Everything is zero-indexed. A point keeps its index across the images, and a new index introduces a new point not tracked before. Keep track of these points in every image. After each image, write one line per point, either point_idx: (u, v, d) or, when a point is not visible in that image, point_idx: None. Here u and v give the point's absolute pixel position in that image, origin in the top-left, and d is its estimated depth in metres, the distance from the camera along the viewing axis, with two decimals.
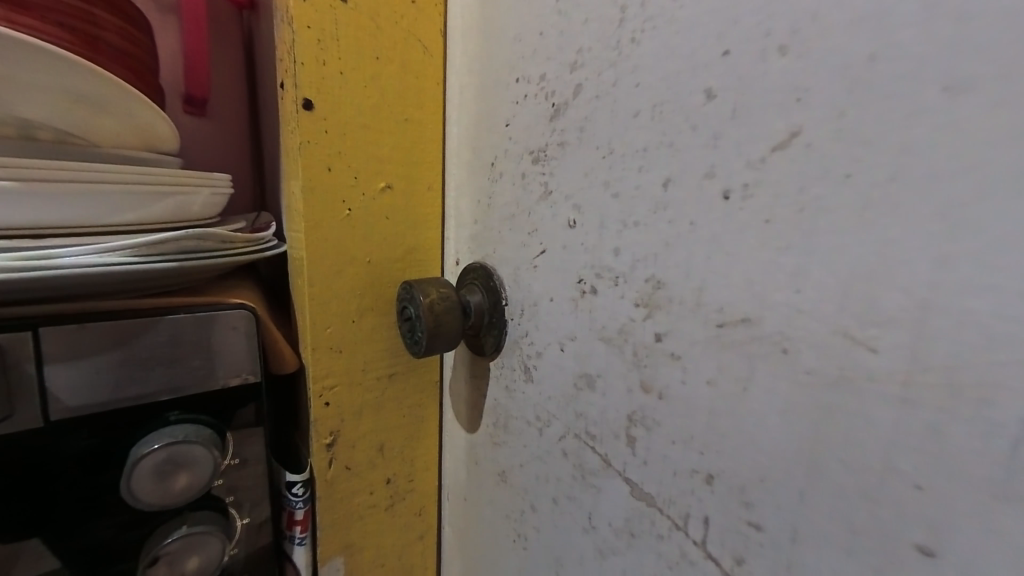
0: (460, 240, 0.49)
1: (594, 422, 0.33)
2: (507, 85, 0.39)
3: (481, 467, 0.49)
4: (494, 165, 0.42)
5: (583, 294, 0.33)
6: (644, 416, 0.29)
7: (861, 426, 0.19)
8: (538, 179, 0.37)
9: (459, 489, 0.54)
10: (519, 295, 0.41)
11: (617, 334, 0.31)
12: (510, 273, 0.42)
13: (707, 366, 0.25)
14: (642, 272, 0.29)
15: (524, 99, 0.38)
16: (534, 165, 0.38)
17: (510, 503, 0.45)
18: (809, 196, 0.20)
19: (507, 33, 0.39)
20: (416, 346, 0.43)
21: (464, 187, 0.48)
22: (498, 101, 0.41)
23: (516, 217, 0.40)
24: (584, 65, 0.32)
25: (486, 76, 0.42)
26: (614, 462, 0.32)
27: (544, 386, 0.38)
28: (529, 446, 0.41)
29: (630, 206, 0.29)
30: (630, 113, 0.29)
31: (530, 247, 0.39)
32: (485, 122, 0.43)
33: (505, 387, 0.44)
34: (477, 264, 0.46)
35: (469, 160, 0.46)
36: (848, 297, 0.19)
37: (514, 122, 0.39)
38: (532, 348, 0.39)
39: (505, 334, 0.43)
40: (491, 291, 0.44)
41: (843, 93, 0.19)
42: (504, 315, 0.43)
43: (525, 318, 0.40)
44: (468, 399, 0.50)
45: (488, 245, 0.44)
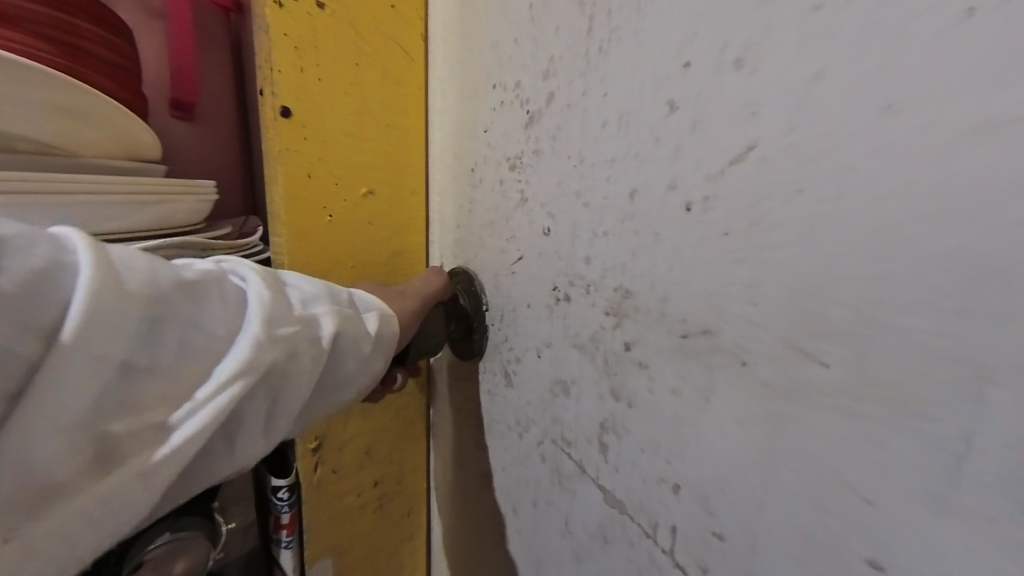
0: (444, 244, 0.50)
1: (570, 427, 0.34)
2: (485, 92, 0.39)
3: (467, 469, 0.50)
4: (475, 170, 0.42)
5: (558, 301, 0.34)
6: (615, 423, 0.30)
7: (812, 437, 0.20)
8: (515, 186, 0.37)
9: (446, 491, 0.55)
10: (499, 300, 0.41)
11: (589, 342, 0.31)
12: (490, 278, 0.42)
13: (672, 375, 0.25)
14: (612, 281, 0.29)
15: (501, 106, 0.38)
16: (511, 172, 0.38)
17: (493, 504, 0.45)
18: (762, 210, 0.20)
19: (484, 40, 0.39)
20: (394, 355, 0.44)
21: (447, 192, 0.48)
22: (477, 107, 0.41)
23: (495, 223, 0.40)
24: (556, 74, 0.32)
25: (465, 84, 0.43)
26: (588, 468, 0.32)
27: (523, 392, 0.39)
28: (510, 451, 0.42)
29: (599, 216, 0.29)
30: (599, 123, 0.29)
31: (508, 252, 0.39)
32: (466, 129, 0.43)
33: (487, 391, 0.44)
34: (459, 269, 0.46)
35: (451, 165, 0.47)
36: (799, 311, 0.19)
37: (492, 128, 0.39)
38: (511, 354, 0.40)
39: (487, 339, 0.44)
40: (472, 296, 0.44)
41: (793, 109, 0.19)
42: (485, 320, 0.43)
43: (505, 324, 0.40)
44: (454, 403, 0.51)
45: (470, 250, 0.45)
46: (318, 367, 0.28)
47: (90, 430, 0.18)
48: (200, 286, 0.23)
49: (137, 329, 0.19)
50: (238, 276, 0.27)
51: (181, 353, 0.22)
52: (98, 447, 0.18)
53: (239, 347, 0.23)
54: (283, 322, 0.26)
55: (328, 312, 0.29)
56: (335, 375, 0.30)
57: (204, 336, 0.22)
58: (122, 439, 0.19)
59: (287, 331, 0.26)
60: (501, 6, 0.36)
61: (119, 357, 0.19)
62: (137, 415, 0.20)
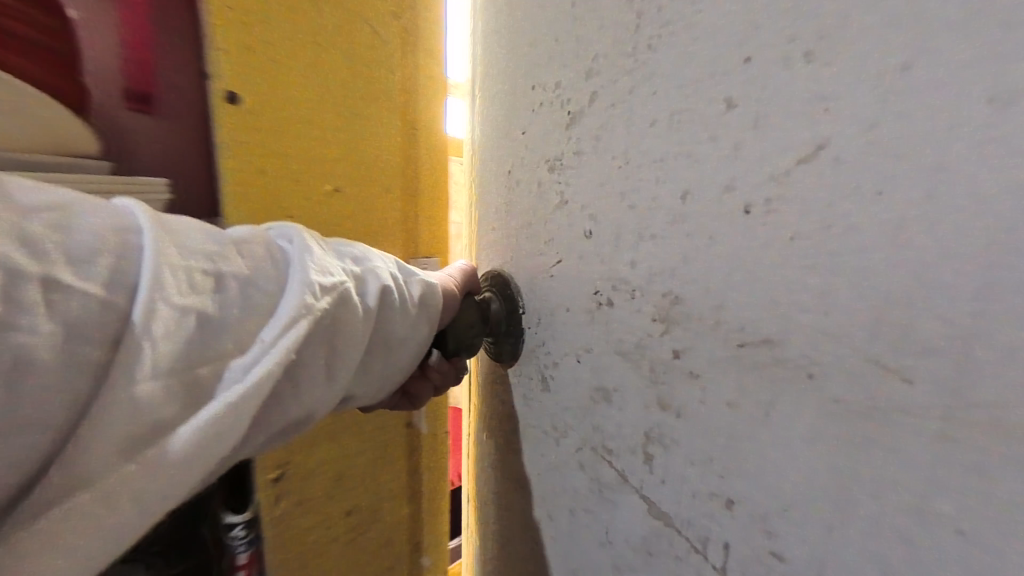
0: (478, 247, 0.50)
1: (611, 436, 0.33)
2: (523, 93, 0.39)
3: (498, 474, 0.49)
4: (511, 172, 0.42)
5: (599, 306, 0.33)
6: (661, 433, 0.29)
7: (894, 460, 0.18)
8: (555, 188, 0.37)
9: (478, 494, 0.55)
10: (535, 303, 0.40)
11: (633, 349, 0.30)
12: (527, 281, 0.41)
13: (727, 387, 0.24)
14: (660, 286, 0.28)
15: (540, 107, 0.37)
16: (549, 174, 0.37)
17: (524, 509, 0.45)
18: (836, 213, 0.19)
19: (523, 41, 0.38)
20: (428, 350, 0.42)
21: (482, 194, 0.48)
22: (514, 108, 0.40)
23: (532, 225, 0.40)
24: (599, 72, 0.31)
25: (501, 85, 0.42)
26: (631, 479, 0.31)
27: (561, 397, 0.38)
28: (545, 457, 0.41)
29: (646, 218, 0.28)
30: (647, 122, 0.28)
31: (546, 256, 0.38)
32: (501, 131, 0.43)
33: (522, 396, 0.44)
34: (493, 271, 0.46)
35: (486, 168, 0.46)
36: (880, 323, 0.18)
37: (529, 129, 0.39)
38: (548, 358, 0.39)
39: (522, 343, 0.43)
40: (508, 299, 0.43)
41: (876, 102, 0.18)
42: (521, 324, 0.43)
43: (542, 328, 0.40)
44: (487, 406, 0.51)
45: (505, 252, 0.44)
46: (368, 317, 0.29)
47: (181, 377, 0.20)
48: (253, 249, 0.25)
49: (203, 281, 0.22)
50: (288, 240, 0.28)
51: (245, 306, 0.23)
52: (186, 388, 0.20)
53: (291, 293, 0.24)
54: (329, 272, 0.27)
55: (372, 268, 0.31)
56: (389, 331, 0.31)
57: (259, 287, 0.24)
58: (206, 384, 0.21)
59: (333, 280, 0.27)
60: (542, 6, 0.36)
61: (194, 308, 0.21)
62: (216, 359, 0.21)
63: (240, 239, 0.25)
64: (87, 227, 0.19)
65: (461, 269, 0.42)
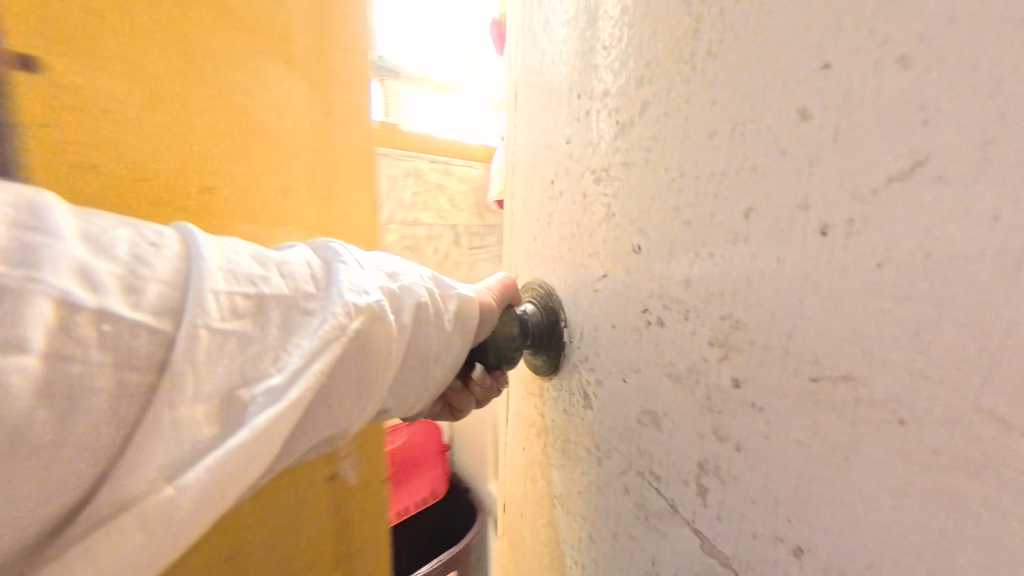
0: (517, 256, 0.49)
1: (659, 462, 0.31)
2: (568, 102, 0.38)
3: (535, 488, 0.48)
4: (553, 183, 0.41)
5: (648, 324, 0.31)
6: (717, 466, 0.27)
7: (1012, 532, 0.15)
8: (601, 200, 0.35)
9: (513, 507, 0.54)
10: (578, 316, 0.39)
11: (687, 374, 0.28)
12: (570, 293, 0.40)
13: (797, 423, 0.22)
14: (718, 309, 0.26)
15: (586, 116, 0.36)
16: (595, 185, 0.36)
17: (558, 526, 0.44)
18: (938, 240, 0.17)
19: (568, 50, 0.38)
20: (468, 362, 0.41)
21: (521, 204, 0.47)
22: (559, 117, 0.39)
23: (576, 237, 0.39)
24: (652, 79, 0.29)
25: (545, 95, 0.41)
26: (681, 510, 0.30)
27: (605, 416, 0.37)
28: (584, 475, 0.40)
29: (703, 235, 0.26)
30: (706, 132, 0.26)
31: (590, 268, 0.37)
32: (543, 141, 0.42)
33: (563, 410, 0.43)
34: (534, 283, 0.45)
35: (526, 177, 0.46)
36: (994, 369, 0.15)
37: (574, 139, 0.38)
38: (592, 374, 0.38)
39: (564, 356, 0.42)
40: (550, 311, 0.43)
41: (994, 113, 0.15)
42: (564, 337, 0.42)
43: (585, 342, 0.39)
44: (525, 417, 0.50)
45: (547, 263, 0.43)
46: (402, 331, 0.29)
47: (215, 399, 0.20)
48: (290, 267, 0.25)
49: (245, 304, 0.22)
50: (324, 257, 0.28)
51: (285, 327, 0.24)
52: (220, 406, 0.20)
53: (322, 326, 0.24)
54: (364, 292, 0.27)
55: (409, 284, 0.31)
56: (421, 342, 0.31)
57: (301, 311, 0.24)
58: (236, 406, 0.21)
59: (366, 300, 0.26)
60: (589, 12, 0.35)
61: (237, 331, 0.21)
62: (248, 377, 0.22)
63: (284, 260, 0.25)
64: (155, 267, 0.20)
65: (503, 282, 0.41)
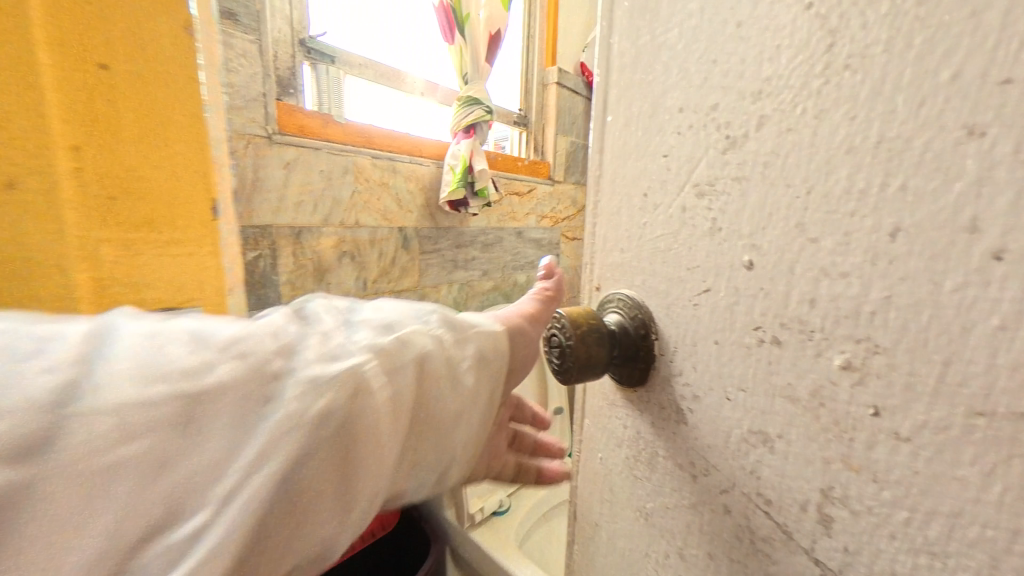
0: (597, 264, 0.43)
1: (771, 486, 0.30)
2: (659, 110, 0.35)
3: (613, 508, 0.45)
4: (646, 197, 0.37)
5: (761, 342, 0.30)
6: (844, 492, 0.26)
7: None
8: (706, 216, 0.32)
9: (585, 526, 0.49)
10: (672, 332, 0.36)
11: (810, 397, 0.27)
12: (662, 305, 0.36)
13: (956, 454, 0.21)
14: (850, 331, 0.25)
15: (686, 129, 0.33)
16: (695, 199, 0.33)
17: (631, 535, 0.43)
18: None
19: (658, 54, 0.35)
20: (553, 368, 0.39)
21: (598, 210, 0.43)
22: (649, 124, 0.36)
23: (670, 249, 0.35)
24: (772, 95, 0.27)
25: (634, 95, 0.37)
26: (799, 536, 0.29)
27: (703, 436, 0.34)
28: (666, 492, 0.38)
29: (835, 253, 0.25)
30: (844, 148, 0.24)
31: (687, 281, 0.34)
32: (621, 144, 0.39)
33: (650, 427, 0.39)
34: (620, 290, 0.40)
35: (597, 183, 0.42)
36: None
37: (672, 152, 0.34)
38: (688, 390, 0.35)
39: (655, 371, 0.38)
40: (637, 319, 0.38)
41: None
42: (656, 350, 0.37)
43: (680, 356, 0.35)
44: (598, 436, 0.45)
45: (632, 272, 0.39)
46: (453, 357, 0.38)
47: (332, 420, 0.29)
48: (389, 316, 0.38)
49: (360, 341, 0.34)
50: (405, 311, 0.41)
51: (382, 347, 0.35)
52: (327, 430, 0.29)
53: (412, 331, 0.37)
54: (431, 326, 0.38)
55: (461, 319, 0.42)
56: (468, 379, 0.39)
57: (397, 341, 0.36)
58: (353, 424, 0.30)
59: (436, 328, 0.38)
60: (687, 12, 0.32)
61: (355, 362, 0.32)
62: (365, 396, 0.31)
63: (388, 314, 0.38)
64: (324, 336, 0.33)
65: (549, 266, 0.54)
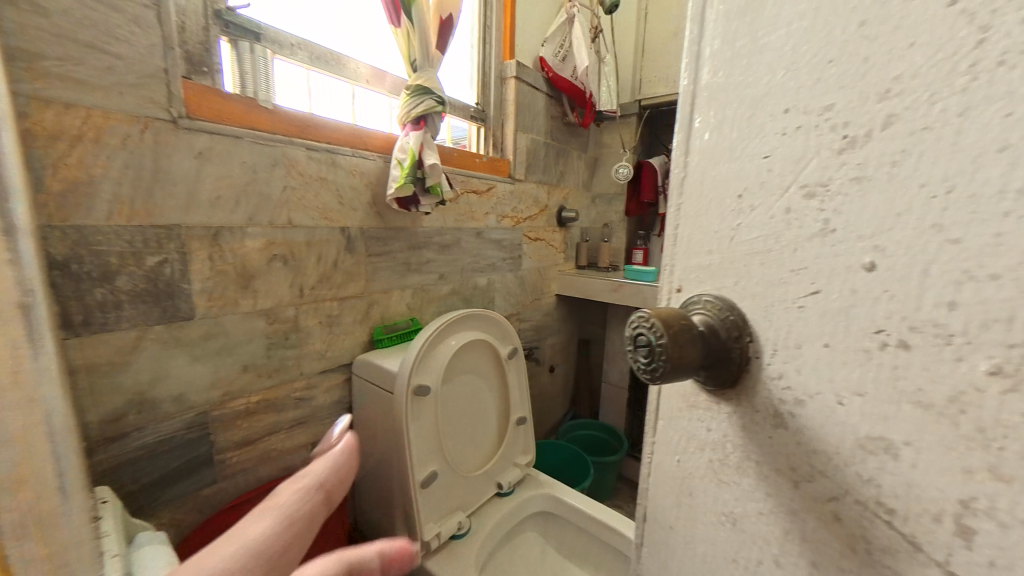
0: (685, 270, 0.60)
1: (921, 447, 0.40)
2: (775, 118, 0.48)
3: (727, 483, 0.58)
4: (741, 198, 0.52)
5: (884, 344, 0.42)
6: (1002, 449, 0.36)
7: None
8: (813, 219, 0.46)
9: (685, 498, 0.65)
10: (772, 335, 0.50)
11: (953, 369, 0.38)
12: (761, 309, 0.51)
13: None
14: (968, 312, 0.37)
15: (797, 131, 0.46)
16: (806, 199, 0.46)
17: (738, 507, 0.57)
18: None
19: (774, 80, 0.48)
20: (643, 374, 0.54)
21: (688, 215, 0.59)
22: (761, 132, 0.50)
23: (776, 250, 0.49)
24: (901, 95, 0.38)
25: (738, 129, 0.52)
26: (989, 498, 0.37)
27: (806, 432, 0.48)
28: (772, 488, 0.52)
29: (970, 248, 0.36)
30: (973, 151, 0.36)
31: (797, 288, 0.48)
32: (735, 157, 0.53)
33: (745, 426, 0.54)
34: (708, 296, 0.56)
35: (710, 195, 0.56)
36: None
37: (775, 153, 0.48)
38: (792, 392, 0.49)
39: (746, 367, 0.53)
40: (726, 321, 0.53)
41: None
42: (746, 351, 0.52)
43: (782, 359, 0.50)
44: (698, 435, 0.61)
45: (726, 278, 0.54)
46: None
47: None
48: None
49: None
50: None
51: None
52: None
53: None
54: None
55: None
56: None
57: None
58: None
59: None
60: (808, 40, 0.45)
61: None
62: None
63: None
64: None
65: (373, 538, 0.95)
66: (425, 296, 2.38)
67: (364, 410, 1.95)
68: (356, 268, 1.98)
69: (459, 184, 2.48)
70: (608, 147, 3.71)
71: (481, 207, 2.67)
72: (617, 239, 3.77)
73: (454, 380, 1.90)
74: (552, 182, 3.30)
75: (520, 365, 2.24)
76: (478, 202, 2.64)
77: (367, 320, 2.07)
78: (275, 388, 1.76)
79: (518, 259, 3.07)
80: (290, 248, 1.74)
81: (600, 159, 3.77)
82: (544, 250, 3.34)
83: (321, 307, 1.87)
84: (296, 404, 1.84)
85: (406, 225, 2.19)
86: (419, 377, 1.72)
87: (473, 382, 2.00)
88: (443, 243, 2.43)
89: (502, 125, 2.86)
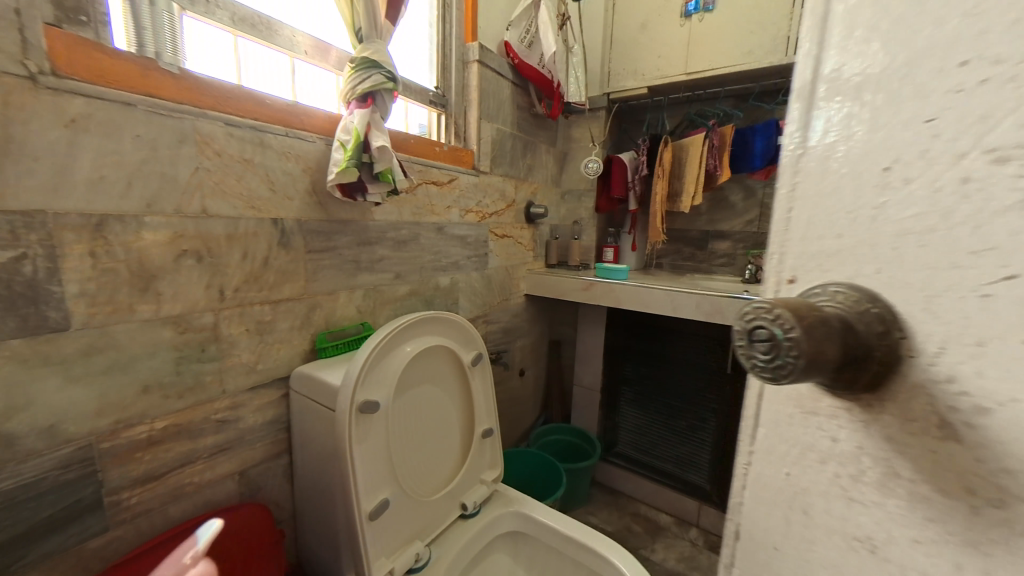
0: (798, 259, 0.48)
1: None
2: (945, 66, 0.36)
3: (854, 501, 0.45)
4: (888, 171, 0.40)
5: None
6: None
7: None
8: (1010, 188, 0.33)
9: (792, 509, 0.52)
10: (936, 329, 0.37)
11: None
12: (922, 300, 0.38)
13: None
14: None
15: (982, 80, 0.34)
16: (996, 166, 0.33)
17: (879, 532, 0.43)
18: None
19: (948, 16, 0.36)
20: (764, 376, 0.41)
21: (805, 195, 0.47)
22: (921, 84, 0.37)
23: (941, 233, 0.36)
24: None
25: (887, 86, 0.40)
26: None
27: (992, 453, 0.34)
28: (935, 515, 0.39)
29: None
30: None
31: (977, 275, 0.35)
32: (874, 123, 0.41)
33: (887, 438, 0.41)
34: (840, 285, 0.43)
35: (835, 172, 0.44)
36: None
37: (945, 113, 0.36)
38: (969, 396, 0.35)
39: (897, 367, 0.39)
40: (866, 308, 0.40)
41: None
42: (897, 346, 0.39)
43: (957, 356, 0.36)
44: (810, 443, 0.49)
45: (858, 266, 0.42)
46: None
47: None
48: None
49: None
50: None
51: None
52: None
53: None
54: None
55: None
56: None
57: None
58: None
59: None
60: None
61: None
62: None
63: None
64: None
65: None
66: (377, 298, 2.14)
67: (302, 431, 1.70)
68: (290, 267, 1.71)
69: (415, 173, 2.26)
70: (577, 142, 3.69)
71: (441, 200, 2.47)
72: (587, 238, 3.77)
73: (410, 392, 1.73)
74: (519, 176, 3.19)
75: (486, 372, 2.11)
76: (438, 194, 2.44)
77: (307, 327, 1.81)
78: (187, 411, 1.45)
79: (484, 256, 2.92)
80: (205, 242, 1.44)
81: (569, 154, 3.76)
82: (511, 247, 3.23)
83: (247, 312, 1.58)
84: (216, 429, 1.54)
85: (350, 219, 1.93)
86: (367, 393, 1.53)
87: (433, 394, 1.84)
88: (398, 238, 2.21)
89: (465, 112, 2.68)
